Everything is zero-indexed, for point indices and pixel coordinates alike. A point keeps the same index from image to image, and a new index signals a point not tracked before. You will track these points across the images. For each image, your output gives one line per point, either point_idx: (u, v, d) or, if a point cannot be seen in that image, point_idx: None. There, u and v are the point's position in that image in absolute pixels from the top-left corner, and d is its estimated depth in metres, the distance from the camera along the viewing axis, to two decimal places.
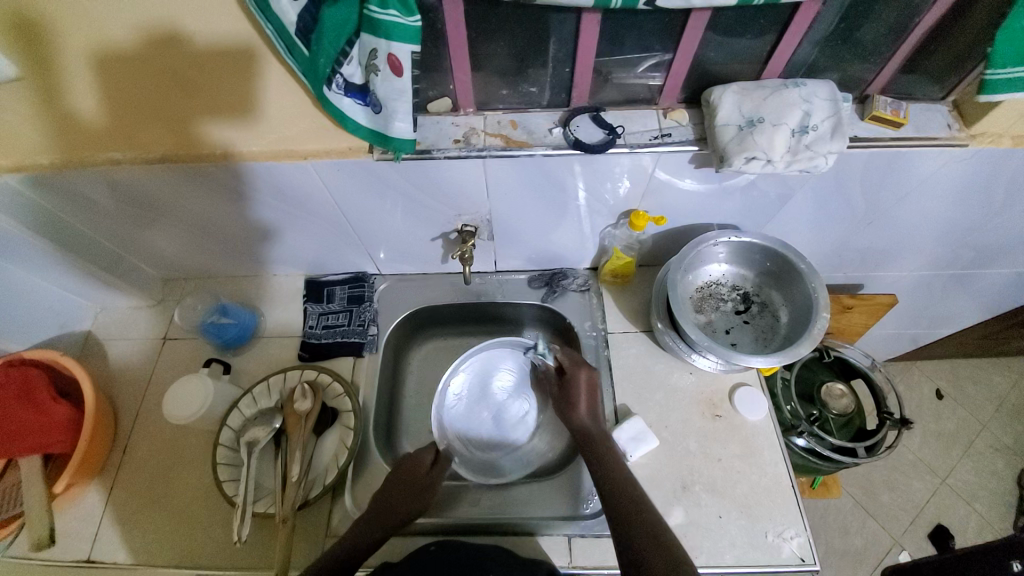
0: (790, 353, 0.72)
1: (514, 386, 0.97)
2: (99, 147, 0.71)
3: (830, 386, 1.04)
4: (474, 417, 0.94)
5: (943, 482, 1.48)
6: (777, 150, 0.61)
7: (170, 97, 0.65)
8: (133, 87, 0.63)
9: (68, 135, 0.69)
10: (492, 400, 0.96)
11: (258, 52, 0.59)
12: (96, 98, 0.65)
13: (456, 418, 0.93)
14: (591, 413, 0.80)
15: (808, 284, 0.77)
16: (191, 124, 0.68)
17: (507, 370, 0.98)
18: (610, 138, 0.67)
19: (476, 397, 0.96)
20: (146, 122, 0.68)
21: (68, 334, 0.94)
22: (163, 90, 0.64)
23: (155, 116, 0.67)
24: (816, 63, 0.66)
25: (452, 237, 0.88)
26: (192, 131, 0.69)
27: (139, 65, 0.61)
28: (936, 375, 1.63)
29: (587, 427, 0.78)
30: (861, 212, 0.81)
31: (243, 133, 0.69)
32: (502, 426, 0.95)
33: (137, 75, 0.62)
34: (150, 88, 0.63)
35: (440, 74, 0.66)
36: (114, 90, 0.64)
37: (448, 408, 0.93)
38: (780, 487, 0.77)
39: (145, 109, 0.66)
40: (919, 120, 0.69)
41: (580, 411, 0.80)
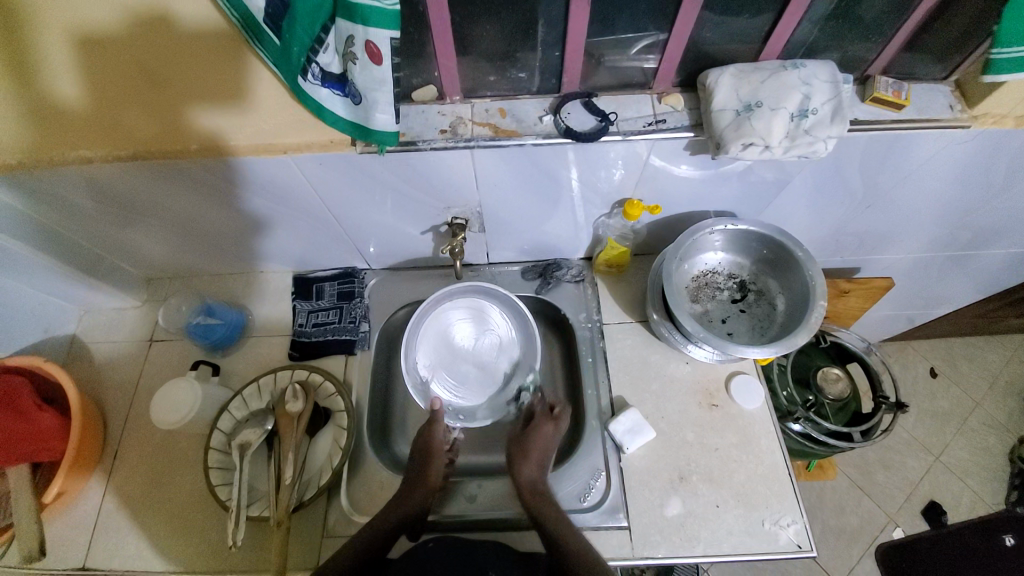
0: (787, 344, 0.71)
1: (477, 330, 0.92)
2: (74, 139, 0.67)
3: (827, 371, 1.04)
4: (455, 369, 0.91)
5: (936, 460, 1.50)
6: (775, 137, 0.59)
7: (155, 84, 0.61)
8: (118, 72, 0.59)
9: (39, 129, 0.65)
10: (463, 349, 0.92)
11: (222, 40, 0.56)
12: (76, 86, 0.61)
13: (440, 381, 0.90)
14: (539, 472, 0.77)
15: (806, 271, 0.75)
16: (177, 112, 0.64)
17: (461, 321, 0.92)
18: (602, 126, 0.65)
19: (446, 355, 0.91)
20: (116, 120, 0.65)
21: (50, 338, 0.91)
22: (146, 77, 0.60)
23: (139, 104, 0.63)
24: (815, 43, 0.63)
25: (442, 230, 0.85)
26: (178, 120, 0.65)
27: (124, 49, 0.57)
28: (931, 354, 1.64)
29: (535, 482, 0.75)
30: (861, 195, 0.79)
31: (233, 123, 0.65)
32: (487, 365, 0.92)
33: (121, 60, 0.58)
34: (133, 74, 0.60)
35: (424, 61, 0.63)
36: (96, 76, 0.60)
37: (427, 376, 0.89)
38: (777, 475, 0.77)
39: (129, 97, 0.62)
40: (920, 101, 0.67)
41: (527, 466, 0.77)
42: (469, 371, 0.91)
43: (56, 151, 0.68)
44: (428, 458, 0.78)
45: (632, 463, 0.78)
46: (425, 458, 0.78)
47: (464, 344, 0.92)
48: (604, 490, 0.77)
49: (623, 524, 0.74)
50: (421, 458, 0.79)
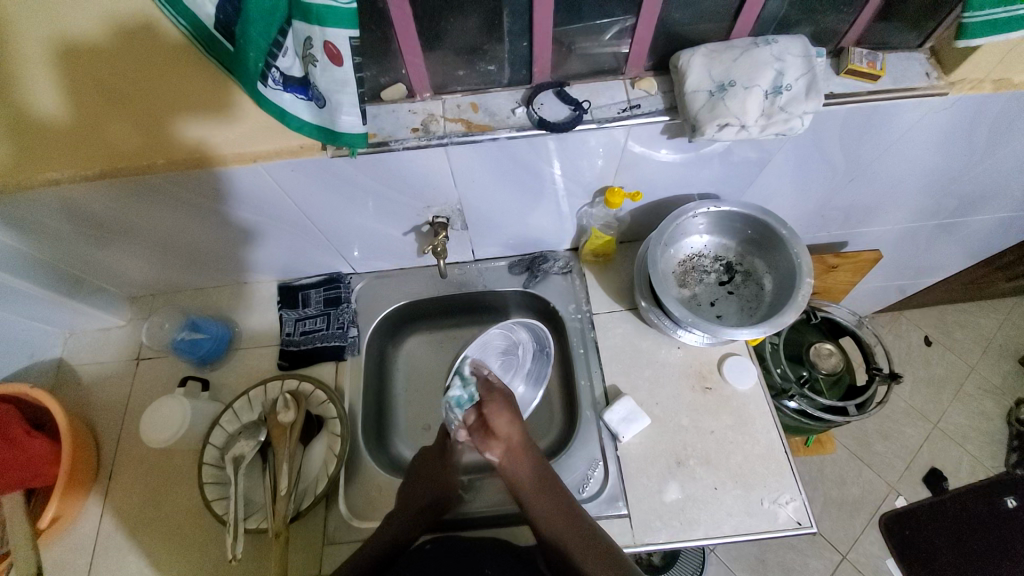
0: (775, 323, 0.70)
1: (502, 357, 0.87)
2: (58, 151, 0.64)
3: (819, 346, 1.03)
4: None
5: (934, 427, 1.51)
6: (751, 114, 0.58)
7: (143, 94, 0.58)
8: (103, 86, 0.57)
9: (15, 145, 0.62)
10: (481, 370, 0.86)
11: (177, 55, 0.55)
12: (58, 100, 0.58)
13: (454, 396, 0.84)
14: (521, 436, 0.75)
15: (791, 250, 0.74)
16: (165, 122, 0.62)
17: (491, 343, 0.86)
18: (576, 115, 0.64)
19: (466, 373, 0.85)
20: (79, 142, 0.63)
21: (37, 363, 0.89)
22: (135, 87, 0.57)
23: (124, 115, 0.61)
24: (787, 17, 0.62)
25: (423, 230, 0.84)
26: (167, 130, 0.63)
27: (109, 62, 0.55)
28: (924, 323, 1.65)
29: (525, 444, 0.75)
30: (842, 169, 0.79)
31: (224, 130, 0.64)
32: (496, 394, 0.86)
33: (106, 73, 0.56)
34: (121, 86, 0.57)
35: (391, 60, 0.61)
36: (80, 89, 0.57)
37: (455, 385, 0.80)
38: (774, 454, 0.77)
39: (97, 119, 0.61)
40: (896, 71, 0.66)
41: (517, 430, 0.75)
42: None
43: (32, 165, 0.65)
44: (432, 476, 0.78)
45: (629, 451, 0.78)
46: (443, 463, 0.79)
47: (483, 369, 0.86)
48: (601, 481, 0.77)
49: (622, 511, 0.74)
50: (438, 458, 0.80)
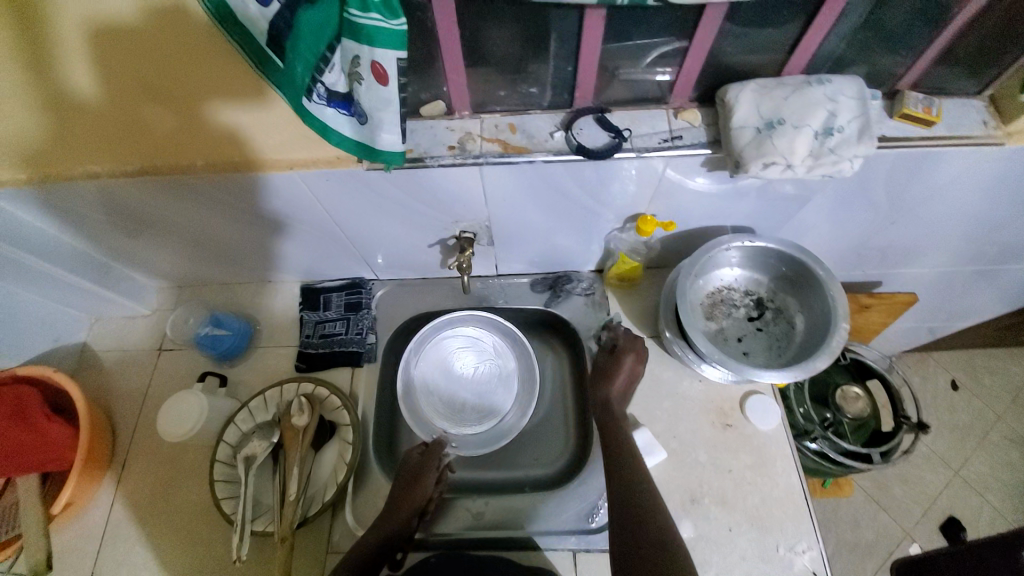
0: (806, 368, 0.68)
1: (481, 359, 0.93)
2: (92, 133, 0.63)
3: (846, 389, 1.00)
4: (454, 396, 0.91)
5: (955, 474, 1.46)
6: (798, 154, 0.56)
7: (176, 77, 0.57)
8: (136, 66, 0.55)
9: (52, 125, 0.62)
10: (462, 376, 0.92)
11: (224, 62, 0.55)
12: (93, 79, 0.57)
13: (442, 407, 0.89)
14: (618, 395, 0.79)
15: (827, 292, 0.72)
16: (200, 108, 0.61)
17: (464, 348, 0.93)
18: (615, 142, 0.62)
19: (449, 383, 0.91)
20: (121, 138, 0.65)
21: (63, 347, 0.91)
22: (170, 70, 0.56)
23: (159, 99, 0.59)
24: (843, 56, 0.60)
25: (450, 243, 0.83)
26: (202, 115, 0.62)
27: (145, 44, 0.53)
28: (951, 366, 1.59)
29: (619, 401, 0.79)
30: (885, 211, 0.76)
31: (258, 118, 0.62)
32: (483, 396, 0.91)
33: (142, 55, 0.54)
34: (156, 68, 0.56)
35: (433, 77, 0.61)
36: (115, 69, 0.56)
37: (423, 386, 0.90)
38: (793, 499, 0.75)
39: (139, 117, 0.62)
40: (952, 117, 0.63)
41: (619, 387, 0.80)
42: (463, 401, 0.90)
43: (72, 148, 0.65)
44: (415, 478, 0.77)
45: None
46: (411, 482, 0.76)
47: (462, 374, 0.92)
48: None
49: None
50: (410, 474, 0.77)
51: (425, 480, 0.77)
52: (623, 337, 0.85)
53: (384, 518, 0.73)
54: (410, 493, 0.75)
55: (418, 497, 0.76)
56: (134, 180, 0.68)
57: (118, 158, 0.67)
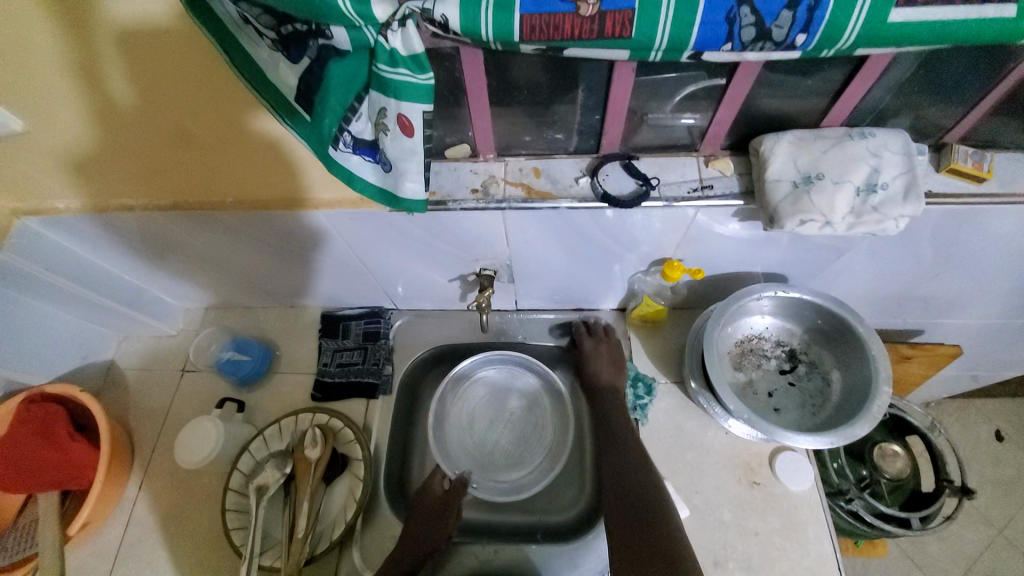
0: (843, 434, 0.63)
1: (517, 397, 0.92)
2: (136, 149, 0.62)
3: (884, 446, 0.94)
4: (484, 434, 0.90)
5: (999, 534, 1.35)
6: (838, 212, 0.53)
7: (211, 88, 0.54)
8: (172, 77, 0.53)
9: (98, 142, 0.62)
10: (494, 414, 0.91)
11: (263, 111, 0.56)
12: (134, 120, 0.58)
13: (470, 444, 0.89)
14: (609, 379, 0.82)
15: (868, 351, 0.68)
16: (237, 119, 0.58)
17: (501, 384, 0.93)
18: (642, 190, 0.61)
19: (479, 419, 0.91)
20: (158, 173, 0.66)
21: (91, 364, 0.94)
22: (205, 80, 0.53)
23: (196, 112, 0.57)
24: (886, 109, 0.57)
25: (470, 279, 0.83)
26: (239, 127, 0.58)
27: (179, 55, 0.51)
28: (995, 416, 1.49)
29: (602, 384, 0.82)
30: (929, 263, 0.71)
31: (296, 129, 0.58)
32: (514, 437, 0.90)
33: (176, 67, 0.52)
34: (192, 79, 0.53)
35: (458, 122, 0.61)
36: (151, 83, 0.54)
37: (455, 417, 0.90)
38: (825, 571, 0.70)
39: (177, 155, 0.63)
40: (1006, 173, 0.59)
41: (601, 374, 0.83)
42: (491, 439, 0.90)
43: (117, 167, 0.65)
44: (435, 514, 0.77)
45: None
46: (437, 519, 0.77)
47: (496, 411, 0.91)
48: None
49: None
50: (433, 514, 0.77)
51: (448, 522, 0.77)
52: (646, 382, 0.82)
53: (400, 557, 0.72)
54: (433, 532, 0.75)
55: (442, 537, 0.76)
56: (168, 213, 0.70)
57: (159, 177, 0.67)
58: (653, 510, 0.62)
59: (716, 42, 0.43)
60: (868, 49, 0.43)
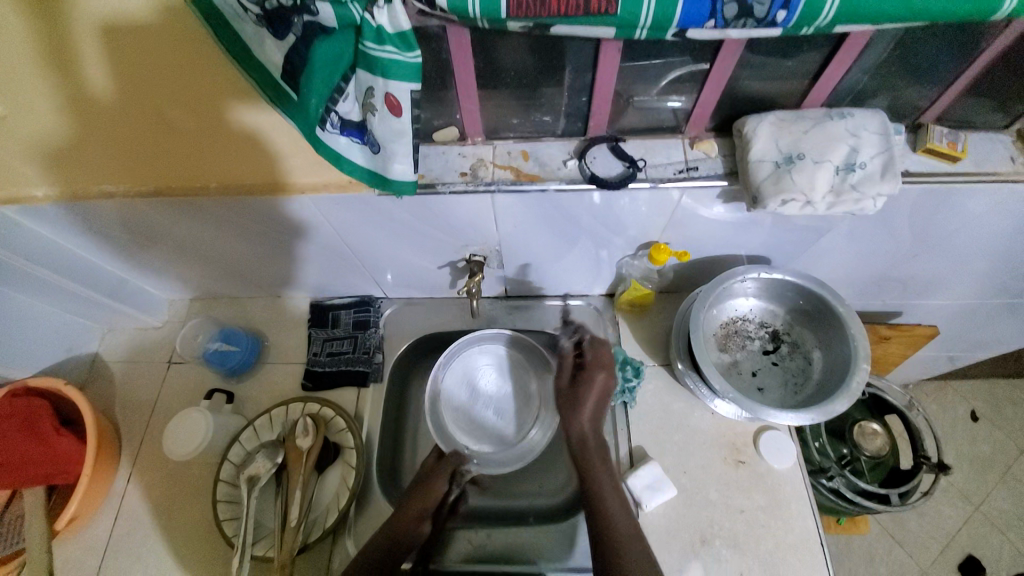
0: (825, 409, 0.65)
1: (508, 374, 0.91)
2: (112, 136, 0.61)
3: (864, 424, 0.96)
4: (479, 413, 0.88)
5: (975, 510, 1.40)
6: (819, 191, 0.54)
7: (191, 76, 0.54)
8: (150, 64, 0.53)
9: (71, 130, 0.60)
10: (487, 393, 0.90)
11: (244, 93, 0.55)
12: (108, 103, 0.57)
13: (466, 424, 0.87)
14: (592, 422, 0.74)
15: (848, 329, 0.70)
16: (217, 108, 0.58)
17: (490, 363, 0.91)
18: (629, 172, 0.62)
19: (472, 399, 0.89)
20: (137, 158, 0.65)
21: (74, 357, 0.92)
22: (185, 68, 0.53)
23: (176, 101, 0.57)
24: (864, 90, 0.59)
25: (459, 265, 0.83)
26: (220, 116, 0.59)
27: (158, 41, 0.50)
28: (971, 396, 1.54)
29: (587, 434, 0.72)
30: (907, 244, 0.73)
31: (277, 120, 0.59)
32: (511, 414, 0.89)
33: (155, 54, 0.52)
34: (171, 66, 0.53)
35: (446, 104, 0.61)
36: (129, 70, 0.53)
37: (446, 401, 0.88)
38: (808, 545, 0.72)
39: (156, 139, 0.62)
40: (978, 152, 0.61)
41: (582, 417, 0.73)
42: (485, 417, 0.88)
43: (93, 156, 0.64)
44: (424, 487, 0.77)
45: (651, 521, 0.74)
46: (422, 487, 0.76)
47: (487, 390, 0.90)
48: None
49: None
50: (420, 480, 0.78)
51: (436, 486, 0.77)
52: (634, 365, 0.83)
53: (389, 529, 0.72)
54: (421, 499, 0.75)
55: (432, 502, 0.76)
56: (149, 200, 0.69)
57: (137, 162, 0.65)
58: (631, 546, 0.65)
59: (700, 19, 0.43)
60: (845, 27, 0.45)
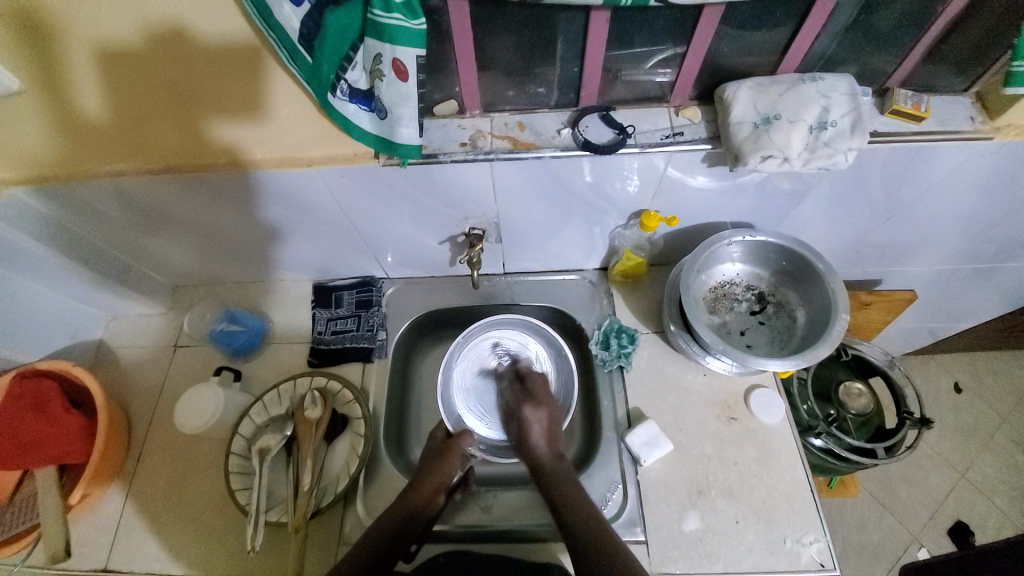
0: (808, 357, 0.70)
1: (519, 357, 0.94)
2: (105, 149, 0.69)
3: (848, 385, 1.01)
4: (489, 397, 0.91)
5: (961, 477, 1.46)
6: (795, 148, 0.58)
7: (176, 92, 0.62)
8: (139, 79, 0.61)
9: (70, 140, 0.68)
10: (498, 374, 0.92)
11: (230, 74, 0.61)
12: (108, 93, 0.63)
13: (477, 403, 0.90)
14: (549, 449, 0.78)
15: (827, 284, 0.74)
16: (200, 120, 0.66)
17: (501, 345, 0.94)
18: (620, 138, 0.65)
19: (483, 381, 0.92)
20: (136, 147, 0.69)
21: (80, 343, 0.94)
22: (171, 84, 0.62)
23: (164, 112, 0.65)
24: (834, 56, 0.64)
25: (459, 240, 0.86)
26: (202, 128, 0.67)
27: (146, 59, 0.59)
28: (953, 368, 1.60)
29: (542, 460, 0.76)
30: (880, 207, 0.78)
31: (258, 120, 0.66)
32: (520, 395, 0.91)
33: (143, 70, 0.60)
34: (158, 83, 0.61)
35: (446, 77, 0.64)
36: (122, 86, 0.62)
37: (458, 384, 0.91)
38: (799, 492, 0.75)
39: (152, 127, 0.67)
40: (940, 113, 0.66)
41: (536, 444, 0.78)
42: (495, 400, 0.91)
43: (93, 162, 0.71)
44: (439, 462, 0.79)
45: (649, 476, 0.77)
46: (438, 463, 0.78)
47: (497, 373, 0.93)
48: (620, 504, 0.76)
49: (641, 537, 0.73)
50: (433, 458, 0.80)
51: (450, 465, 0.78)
52: (629, 332, 0.87)
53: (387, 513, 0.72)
54: (434, 476, 0.76)
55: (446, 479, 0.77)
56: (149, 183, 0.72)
57: (137, 150, 0.70)
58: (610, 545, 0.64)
59: None
60: None
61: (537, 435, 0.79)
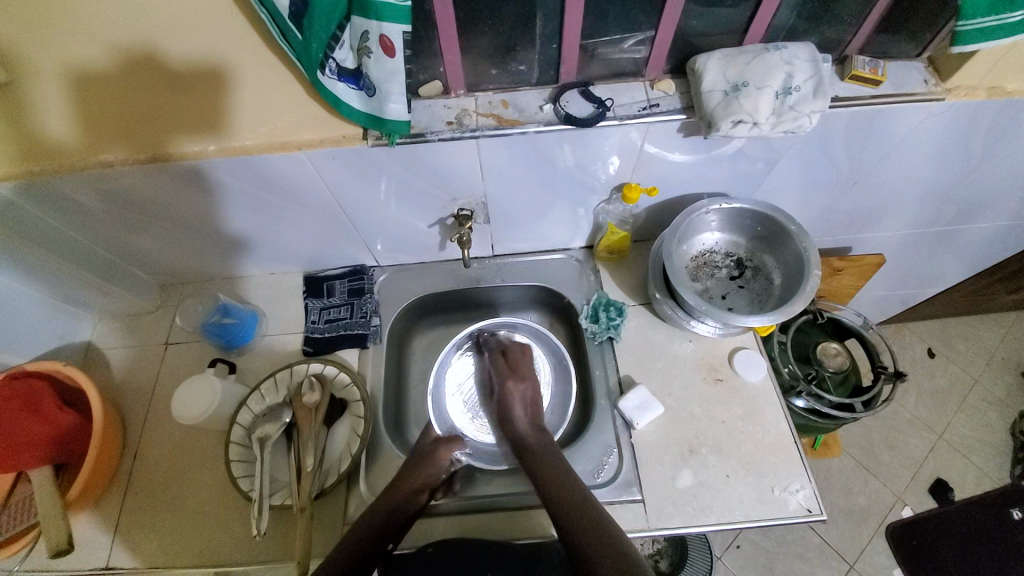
0: (785, 312, 0.74)
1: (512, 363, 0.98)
2: (83, 156, 0.71)
3: (825, 346, 1.06)
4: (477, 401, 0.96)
5: (939, 438, 1.52)
6: (763, 113, 0.62)
7: (147, 107, 0.67)
8: (110, 94, 0.65)
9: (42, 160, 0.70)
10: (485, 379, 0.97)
11: (205, 72, 0.63)
12: (82, 98, 0.65)
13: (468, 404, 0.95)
14: (530, 427, 0.84)
15: (799, 244, 0.78)
16: (167, 140, 0.70)
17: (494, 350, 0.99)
18: (599, 112, 0.68)
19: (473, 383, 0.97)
20: (111, 142, 0.70)
21: (67, 345, 0.93)
22: (143, 92, 0.65)
23: (137, 115, 0.68)
24: (795, 27, 0.68)
25: (448, 222, 0.88)
26: (175, 143, 0.70)
27: (113, 81, 0.64)
28: (926, 335, 1.68)
29: (525, 438, 0.82)
30: (845, 174, 0.83)
31: (232, 108, 0.68)
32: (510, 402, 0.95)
33: (112, 78, 0.63)
34: (132, 93, 0.65)
35: (430, 58, 0.67)
36: (91, 107, 0.66)
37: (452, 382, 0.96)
38: (785, 444, 0.79)
39: (126, 124, 0.68)
40: (896, 78, 0.71)
41: (516, 421, 0.85)
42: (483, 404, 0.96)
43: (65, 160, 0.71)
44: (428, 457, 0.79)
45: (643, 439, 0.81)
46: (432, 457, 0.80)
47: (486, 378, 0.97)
48: (617, 466, 0.79)
49: (638, 496, 0.76)
50: (422, 456, 0.80)
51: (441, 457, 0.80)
52: (616, 305, 0.90)
53: (387, 493, 0.74)
54: (427, 468, 0.78)
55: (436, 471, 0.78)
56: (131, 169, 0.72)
57: (111, 143, 0.70)
58: (601, 532, 0.65)
59: None
60: None
61: (517, 409, 0.86)
